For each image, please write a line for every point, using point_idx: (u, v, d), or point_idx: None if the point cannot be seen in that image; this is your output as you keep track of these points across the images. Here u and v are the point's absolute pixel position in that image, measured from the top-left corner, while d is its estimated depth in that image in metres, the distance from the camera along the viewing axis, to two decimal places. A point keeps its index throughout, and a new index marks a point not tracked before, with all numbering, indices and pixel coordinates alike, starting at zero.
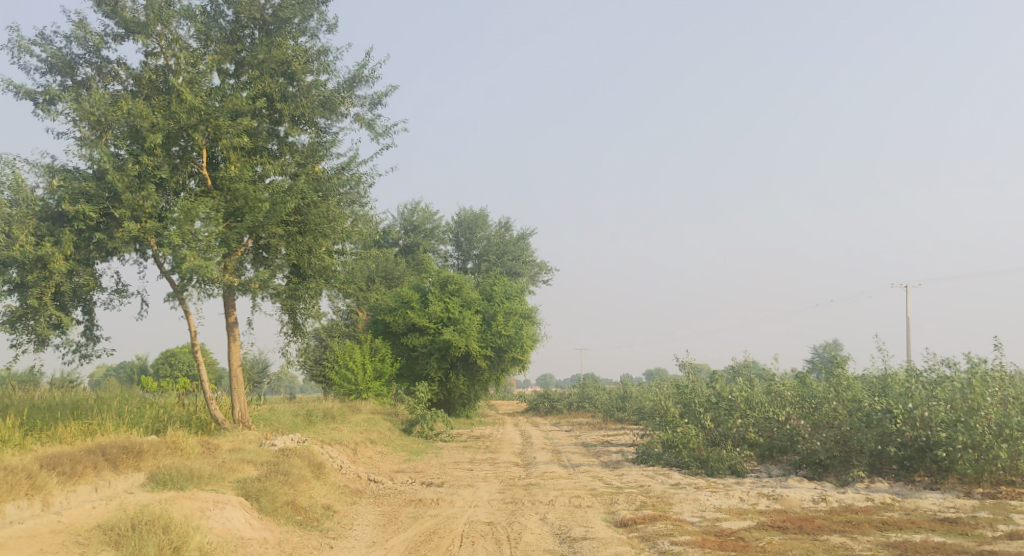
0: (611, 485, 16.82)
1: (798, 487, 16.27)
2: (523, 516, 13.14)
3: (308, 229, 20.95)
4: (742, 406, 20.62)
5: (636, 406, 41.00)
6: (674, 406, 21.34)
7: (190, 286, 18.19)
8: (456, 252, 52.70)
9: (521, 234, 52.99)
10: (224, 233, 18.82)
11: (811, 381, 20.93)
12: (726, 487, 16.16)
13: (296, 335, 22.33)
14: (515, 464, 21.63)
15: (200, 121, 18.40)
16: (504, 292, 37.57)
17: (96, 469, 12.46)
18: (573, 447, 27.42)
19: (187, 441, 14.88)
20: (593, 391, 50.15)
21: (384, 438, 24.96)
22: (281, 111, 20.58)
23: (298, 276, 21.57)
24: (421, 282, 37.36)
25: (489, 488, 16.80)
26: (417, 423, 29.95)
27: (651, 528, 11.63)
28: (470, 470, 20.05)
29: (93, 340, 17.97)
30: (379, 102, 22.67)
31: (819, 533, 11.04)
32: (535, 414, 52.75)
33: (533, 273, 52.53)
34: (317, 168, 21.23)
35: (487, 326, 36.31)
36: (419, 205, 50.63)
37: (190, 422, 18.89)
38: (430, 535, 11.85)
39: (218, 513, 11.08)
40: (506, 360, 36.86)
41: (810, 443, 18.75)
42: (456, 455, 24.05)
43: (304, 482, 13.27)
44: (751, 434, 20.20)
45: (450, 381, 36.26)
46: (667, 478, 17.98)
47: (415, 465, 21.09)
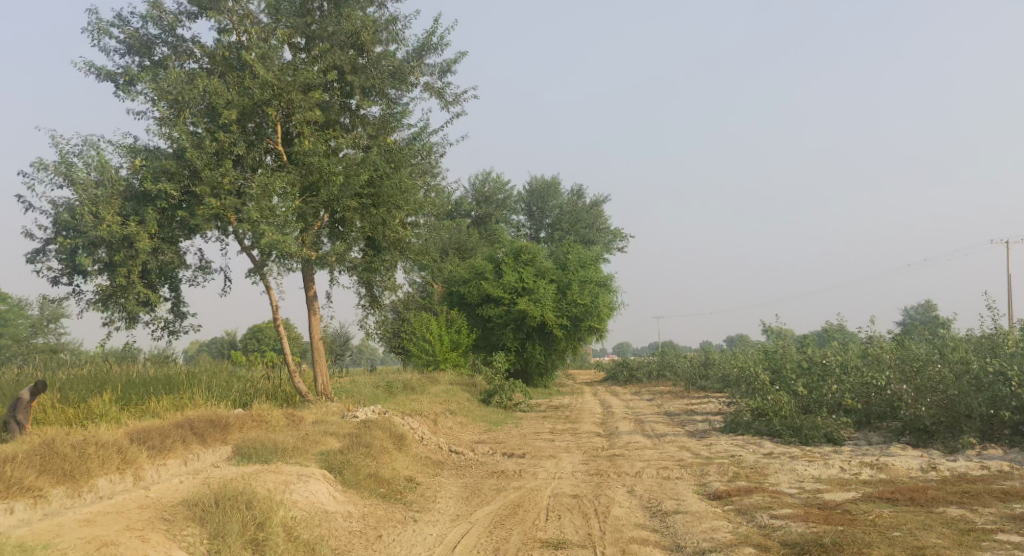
0: (699, 456, 16.42)
1: (905, 454, 16.06)
2: (609, 488, 12.84)
3: (382, 201, 20.70)
4: (836, 371, 20.16)
5: (716, 375, 40.31)
6: (764, 374, 21.05)
7: (270, 261, 18.17)
8: (529, 221, 52.34)
9: (594, 201, 52.33)
10: (301, 207, 18.77)
11: (904, 346, 20.12)
12: (822, 458, 15.59)
13: (373, 307, 22.32)
14: (597, 434, 21.35)
15: (274, 96, 18.15)
16: (578, 261, 37.03)
17: (184, 443, 12.53)
18: (654, 416, 27.02)
19: (271, 414, 14.85)
20: (672, 358, 49.50)
21: (464, 409, 24.92)
22: (351, 84, 20.29)
23: (373, 249, 21.45)
24: (495, 253, 37.14)
25: (573, 458, 16.57)
26: (496, 394, 29.84)
27: (749, 501, 11.56)
28: (552, 441, 19.84)
29: (181, 317, 18.12)
30: (448, 69, 22.34)
31: (935, 505, 11.15)
32: (613, 383, 52.38)
33: (607, 241, 51.89)
34: (388, 139, 20.97)
35: (562, 296, 35.94)
36: (491, 175, 50.31)
37: (276, 395, 19.03)
38: (515, 508, 11.60)
39: (302, 487, 11.01)
40: (583, 330, 36.42)
41: (915, 409, 18.15)
42: (537, 425, 23.88)
43: (386, 454, 13.13)
44: (849, 399, 19.51)
45: (528, 351, 36.07)
46: (756, 447, 17.47)
47: (497, 436, 20.99)
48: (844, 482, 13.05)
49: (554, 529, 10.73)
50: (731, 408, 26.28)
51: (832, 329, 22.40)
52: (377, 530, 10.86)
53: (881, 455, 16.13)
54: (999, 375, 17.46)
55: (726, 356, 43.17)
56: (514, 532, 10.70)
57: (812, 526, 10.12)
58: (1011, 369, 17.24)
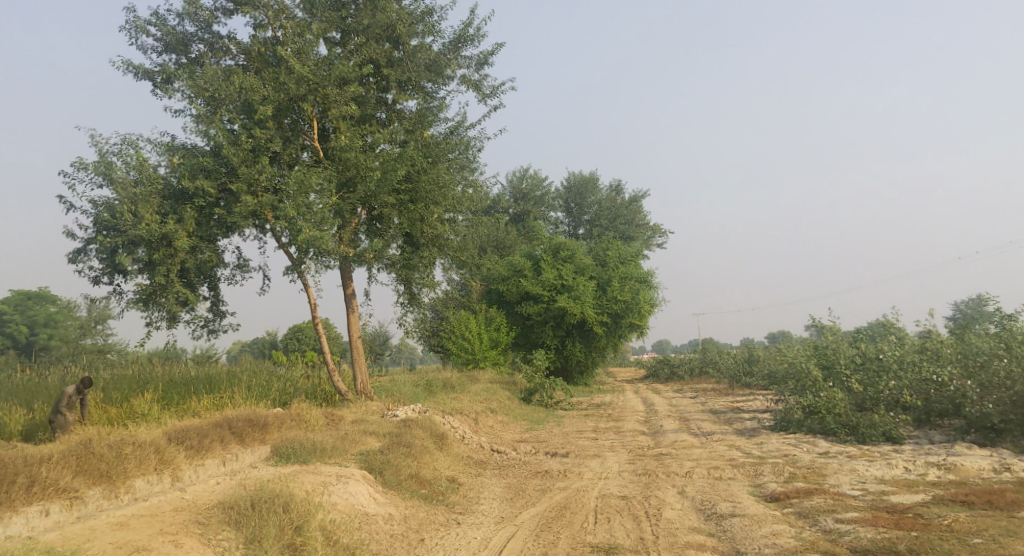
0: (750, 455, 15.93)
1: (971, 454, 15.34)
2: (660, 489, 12.40)
3: (419, 196, 20.48)
4: (894, 367, 19.37)
5: (760, 372, 39.55)
6: (815, 368, 20.21)
7: (307, 259, 17.93)
8: (567, 218, 51.87)
9: (633, 197, 51.70)
10: (339, 204, 18.54)
11: (960, 340, 19.41)
12: (881, 458, 14.97)
13: (411, 305, 22.01)
14: (642, 432, 20.85)
15: (309, 92, 17.96)
16: (618, 257, 36.57)
17: (223, 443, 12.27)
18: (699, 414, 26.44)
19: (311, 413, 14.54)
20: (714, 355, 48.73)
21: (505, 408, 24.56)
22: (388, 77, 20.09)
23: (411, 246, 21.19)
24: (534, 250, 36.74)
25: (619, 458, 16.14)
26: (537, 392, 29.44)
27: (808, 504, 11.05)
28: (597, 440, 19.39)
29: (220, 316, 17.92)
30: (485, 62, 22.03)
31: (1014, 509, 10.69)
32: (654, 381, 51.71)
33: (647, 237, 51.24)
34: (426, 134, 20.72)
35: (602, 292, 35.46)
36: (528, 171, 49.90)
37: (316, 394, 18.81)
38: (561, 511, 11.19)
39: (342, 488, 10.71)
40: (624, 327, 35.91)
41: (981, 407, 17.58)
42: (579, 423, 23.44)
43: (427, 454, 12.75)
44: (909, 396, 18.96)
45: (568, 349, 35.63)
46: (809, 446, 16.88)
47: (539, 435, 20.59)
48: (912, 484, 12.51)
49: (604, 533, 10.33)
50: (779, 405, 25.62)
51: (884, 324, 21.68)
52: (419, 534, 10.48)
53: (943, 454, 15.48)
54: None
55: (770, 353, 42.36)
56: (563, 536, 10.30)
57: (882, 532, 9.78)
58: None
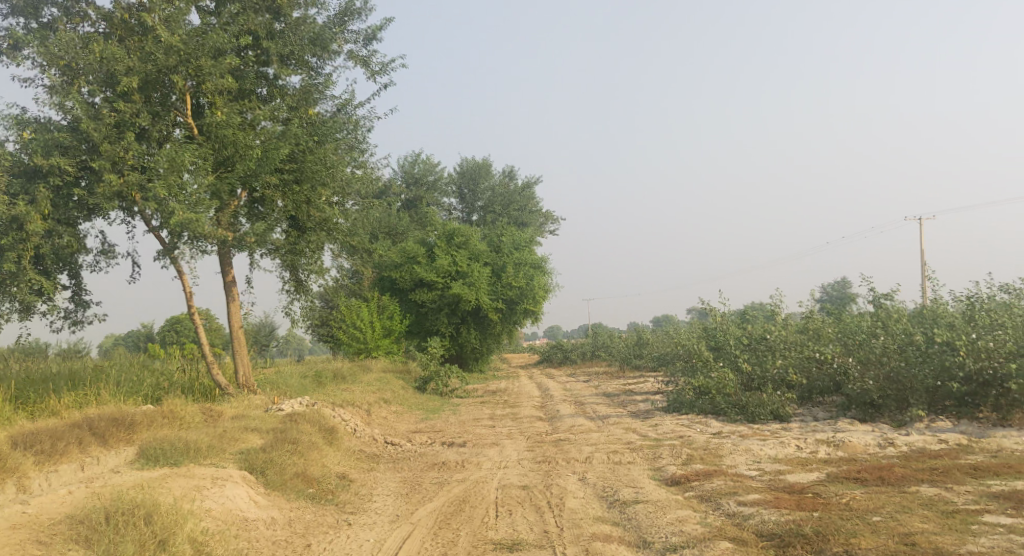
0: (648, 438, 15.59)
1: (854, 430, 15.16)
2: (560, 477, 11.83)
3: (304, 177, 19.41)
4: (780, 346, 19.37)
5: (652, 355, 39.79)
6: (706, 349, 20.15)
7: (181, 244, 16.80)
8: (461, 204, 51.15)
9: (526, 183, 51.40)
10: (216, 185, 17.45)
11: (850, 318, 19.54)
12: (776, 437, 14.84)
13: (298, 293, 20.92)
14: (539, 418, 20.34)
15: (181, 63, 16.76)
16: (512, 242, 36.10)
17: (80, 445, 11.08)
18: (595, 398, 26.17)
19: (185, 410, 13.50)
20: (607, 339, 48.95)
21: (398, 397, 23.70)
22: (268, 50, 18.95)
23: (297, 229, 20.11)
24: (427, 237, 35.82)
25: (516, 446, 15.56)
26: (431, 380, 28.69)
27: (710, 486, 10.65)
28: (493, 428, 18.79)
29: (82, 306, 16.49)
30: (374, 37, 21.07)
31: (907, 484, 10.17)
32: (548, 366, 51.68)
33: (540, 223, 51.02)
34: (310, 112, 19.65)
35: (496, 278, 34.95)
36: (420, 156, 48.93)
37: (194, 390, 17.63)
38: (461, 506, 10.53)
39: (217, 492, 9.81)
40: (518, 312, 35.58)
41: (862, 383, 17.61)
42: (475, 411, 22.80)
43: (315, 450, 11.89)
44: (794, 374, 18.85)
45: (462, 335, 35.05)
46: (705, 427, 16.67)
47: (433, 424, 19.82)
48: (806, 461, 12.02)
49: (506, 528, 9.73)
50: (672, 387, 25.58)
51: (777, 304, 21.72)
52: (305, 539, 9.62)
53: (832, 431, 15.45)
54: (946, 346, 16.68)
55: (661, 336, 42.70)
56: (462, 533, 9.65)
57: (787, 514, 9.45)
58: (959, 338, 16.49)
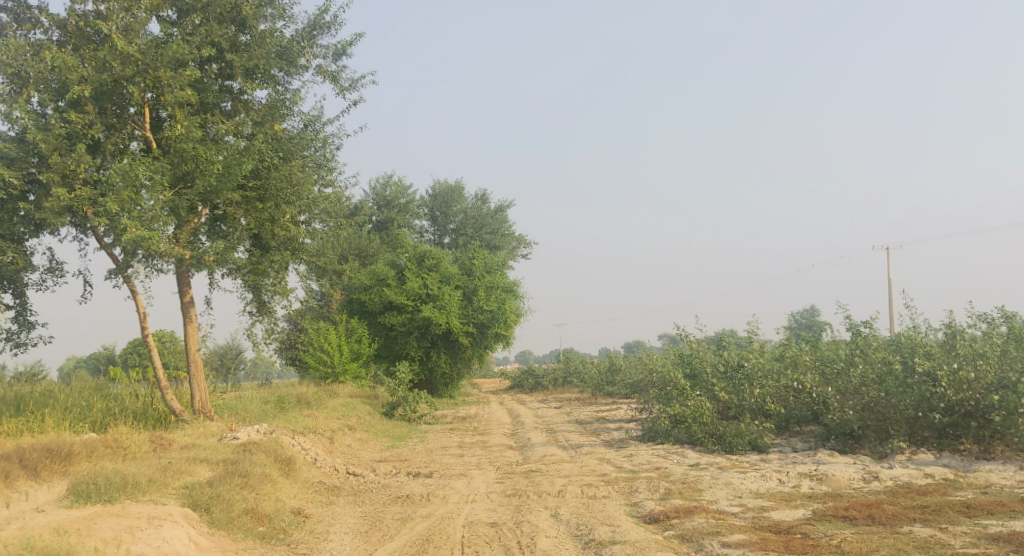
0: (623, 469, 14.92)
1: (835, 463, 14.54)
2: (532, 513, 11.13)
3: (268, 194, 18.69)
4: (757, 376, 18.80)
5: (624, 382, 39.15)
6: (682, 376, 19.43)
7: (135, 262, 16.16)
8: (433, 227, 50.45)
9: (499, 206, 50.89)
10: (173, 202, 16.80)
11: (828, 346, 19.02)
12: (755, 469, 14.23)
13: (261, 315, 20.04)
14: (509, 447, 19.60)
15: (138, 73, 16.19)
16: (484, 266, 35.44)
17: (7, 479, 10.23)
18: (566, 426, 25.45)
19: (131, 438, 12.69)
20: (579, 365, 48.32)
21: (363, 424, 22.85)
22: (233, 64, 18.29)
23: (260, 248, 19.33)
24: (397, 259, 35.05)
25: (486, 477, 14.83)
26: (399, 406, 27.88)
27: (690, 525, 9.99)
28: (461, 457, 18.02)
29: (27, 328, 15.64)
30: (343, 52, 20.47)
31: (898, 523, 9.59)
32: (519, 392, 50.95)
33: (513, 246, 50.46)
34: (276, 127, 18.95)
35: (468, 302, 34.26)
36: (391, 178, 48.26)
37: (148, 416, 16.78)
38: (424, 546, 9.79)
39: (152, 533, 9.03)
40: (489, 337, 34.90)
41: (842, 413, 17.01)
42: (443, 439, 22.01)
43: (269, 484, 11.13)
44: (772, 404, 18.49)
45: (432, 360, 34.27)
46: (681, 458, 16.04)
47: (399, 453, 19.00)
48: (789, 496, 11.43)
49: None
50: (646, 415, 24.93)
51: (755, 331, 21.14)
52: None
53: (812, 463, 14.84)
54: (927, 376, 16.01)
55: (633, 363, 42.11)
56: None
57: None
58: (940, 369, 15.84)
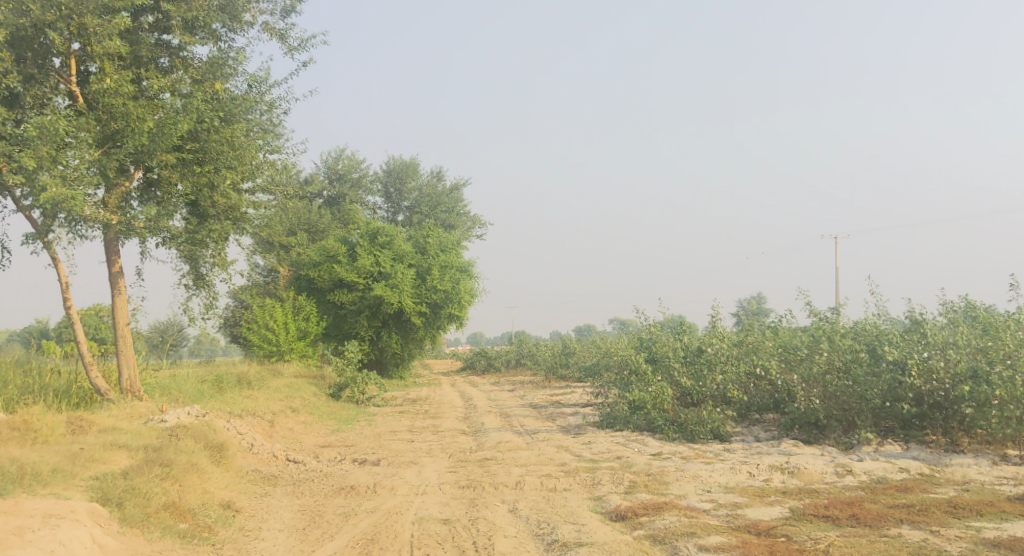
0: (582, 458, 14.04)
1: (803, 454, 13.76)
2: (488, 507, 10.20)
3: (207, 157, 17.44)
4: (721, 361, 18.02)
5: (579, 366, 38.40)
6: (642, 360, 18.63)
7: (57, 226, 15.35)
8: (386, 204, 49.07)
9: (455, 184, 49.71)
10: (101, 161, 15.64)
11: (795, 333, 18.31)
12: (721, 460, 13.45)
13: (198, 288, 18.76)
14: (461, 433, 18.64)
15: (60, 18, 15.09)
16: (439, 244, 34.32)
17: None
18: (521, 410, 24.54)
19: (43, 419, 11.54)
20: (533, 348, 47.49)
21: (308, 406, 21.70)
22: (170, 15, 17.02)
23: (197, 216, 18.06)
24: (349, 235, 33.76)
25: (436, 465, 13.86)
26: (347, 387, 26.79)
27: (661, 524, 9.14)
28: (411, 443, 17.01)
29: None
30: (293, 10, 19.21)
31: (885, 525, 8.85)
32: (472, 374, 50.04)
33: (468, 226, 49.34)
34: (217, 86, 17.70)
35: (421, 281, 33.16)
36: (344, 152, 46.76)
37: (71, 396, 15.57)
38: (369, 546, 8.82)
39: (50, 534, 7.95)
40: (442, 318, 33.85)
41: (808, 403, 16.06)
42: (392, 422, 20.98)
43: (195, 473, 10.08)
44: (735, 391, 17.67)
45: (383, 340, 33.13)
46: (643, 447, 15.21)
47: (344, 438, 17.93)
48: (762, 491, 10.60)
49: None
50: (603, 400, 24.13)
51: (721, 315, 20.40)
52: None
53: (778, 453, 14.11)
54: (895, 365, 15.29)
55: (589, 346, 41.33)
56: None
57: None
58: (910, 357, 15.06)
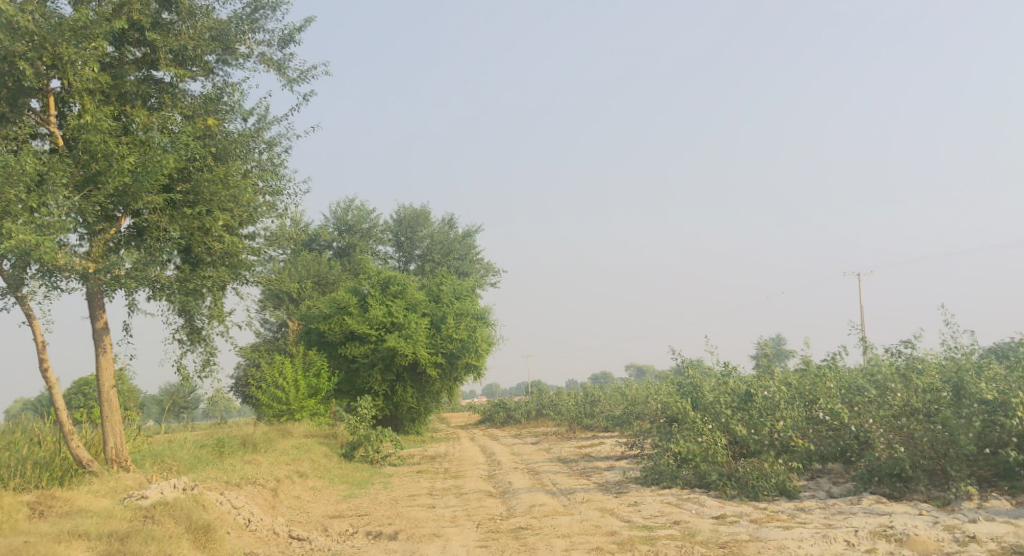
0: (635, 524, 12.12)
1: (896, 512, 11.82)
2: None
3: (199, 197, 15.73)
4: (780, 406, 15.97)
5: (605, 415, 36.41)
6: (689, 407, 16.60)
7: (31, 279, 13.67)
8: (397, 253, 47.43)
9: (468, 231, 48.12)
10: (80, 205, 13.92)
11: (860, 369, 16.35)
12: (800, 523, 11.51)
13: (193, 344, 16.96)
14: (489, 495, 16.71)
15: (33, 49, 13.51)
16: (453, 292, 32.58)
17: None
18: (549, 465, 22.57)
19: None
20: (554, 398, 45.47)
21: (316, 470, 19.81)
22: (155, 44, 15.43)
23: (190, 264, 16.33)
24: (360, 285, 32.02)
25: (466, 538, 11.96)
26: (361, 446, 24.85)
27: None
28: (433, 510, 15.07)
29: None
30: (291, 39, 17.70)
31: None
32: (490, 426, 48.01)
33: (482, 274, 47.64)
34: (211, 122, 16.07)
35: (436, 331, 31.36)
36: (353, 202, 45.29)
37: (52, 469, 13.79)
38: None
39: None
40: (459, 368, 32.00)
41: (890, 451, 13.99)
42: (411, 485, 19.01)
43: None
44: (798, 439, 15.59)
45: (398, 394, 31.21)
46: (700, 507, 13.25)
47: (357, 505, 16.02)
48: None
49: None
50: (639, 452, 22.12)
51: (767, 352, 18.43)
52: None
53: (865, 512, 12.14)
54: (994, 405, 13.46)
55: (614, 394, 39.28)
56: None
57: None
58: (1014, 396, 13.25)
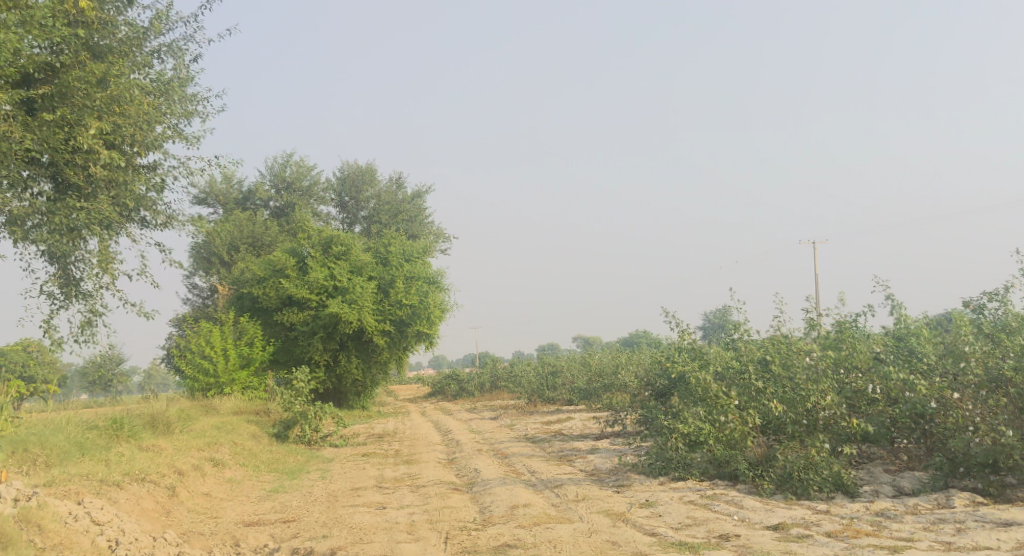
0: (672, 540, 8.72)
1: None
2: None
3: (67, 100, 12.04)
4: (822, 376, 12.53)
5: (569, 387, 33.16)
6: (708, 378, 13.08)
7: None
8: (340, 214, 43.37)
9: (417, 191, 44.27)
10: None
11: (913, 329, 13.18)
12: (909, 540, 8.24)
13: (68, 300, 13.28)
14: (453, 489, 13.18)
15: None
16: (403, 254, 28.79)
17: None
18: (518, 446, 19.14)
19: None
20: (511, 368, 42.13)
21: (238, 457, 16.05)
22: None
23: (63, 192, 12.69)
24: (300, 246, 28.05)
25: None
26: (296, 425, 21.11)
27: None
28: (385, 512, 11.46)
29: None
30: None
31: None
32: (442, 400, 44.57)
33: (433, 237, 43.89)
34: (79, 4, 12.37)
35: (383, 295, 27.64)
36: (291, 157, 41.06)
37: None
38: None
39: None
40: (409, 337, 28.35)
41: (994, 435, 10.75)
42: (355, 475, 15.38)
43: None
44: (850, 419, 12.22)
45: (340, 365, 27.48)
46: (744, 512, 9.90)
47: (284, 505, 12.35)
48: None
49: None
50: (622, 431, 18.76)
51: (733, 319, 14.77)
52: None
53: (978, 515, 8.93)
54: None
55: (576, 364, 36.01)
56: None
57: None
58: None
